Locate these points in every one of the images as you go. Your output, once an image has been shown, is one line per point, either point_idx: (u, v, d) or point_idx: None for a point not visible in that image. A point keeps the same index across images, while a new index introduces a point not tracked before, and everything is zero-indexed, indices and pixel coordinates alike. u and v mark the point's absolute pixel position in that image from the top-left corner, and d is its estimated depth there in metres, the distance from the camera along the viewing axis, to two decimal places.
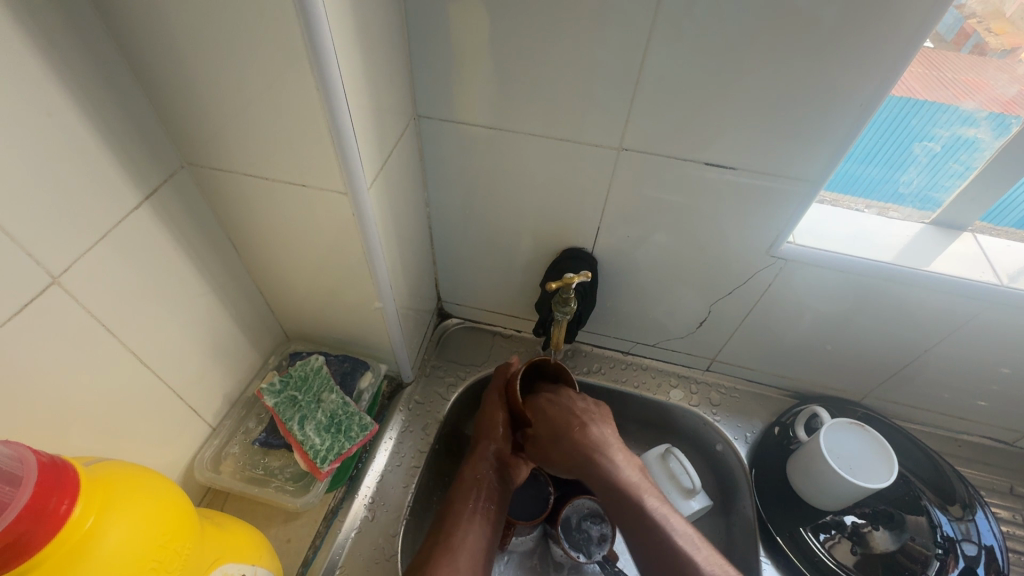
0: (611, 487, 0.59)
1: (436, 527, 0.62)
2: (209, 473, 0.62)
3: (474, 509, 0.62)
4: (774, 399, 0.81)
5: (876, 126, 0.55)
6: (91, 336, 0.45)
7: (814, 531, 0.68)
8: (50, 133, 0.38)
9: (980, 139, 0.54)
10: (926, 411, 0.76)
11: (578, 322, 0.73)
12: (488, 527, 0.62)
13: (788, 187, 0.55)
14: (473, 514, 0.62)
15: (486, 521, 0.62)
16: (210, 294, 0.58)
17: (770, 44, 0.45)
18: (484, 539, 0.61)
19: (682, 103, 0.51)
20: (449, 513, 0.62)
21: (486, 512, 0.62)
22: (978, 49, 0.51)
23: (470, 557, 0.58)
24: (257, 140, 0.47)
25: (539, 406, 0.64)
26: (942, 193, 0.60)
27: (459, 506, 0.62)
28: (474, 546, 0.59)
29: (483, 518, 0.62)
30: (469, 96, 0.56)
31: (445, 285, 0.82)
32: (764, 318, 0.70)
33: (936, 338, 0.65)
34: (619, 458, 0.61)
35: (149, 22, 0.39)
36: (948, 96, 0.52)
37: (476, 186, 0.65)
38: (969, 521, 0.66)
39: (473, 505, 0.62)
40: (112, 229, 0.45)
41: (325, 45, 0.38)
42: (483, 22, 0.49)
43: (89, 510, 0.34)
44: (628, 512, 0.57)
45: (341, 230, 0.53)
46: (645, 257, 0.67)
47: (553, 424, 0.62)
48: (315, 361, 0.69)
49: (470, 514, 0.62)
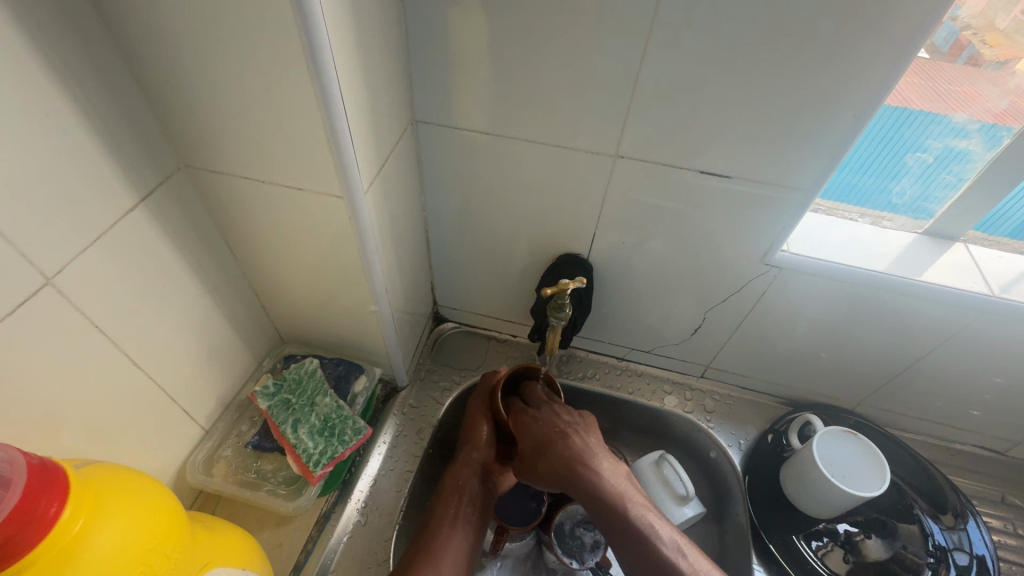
0: (593, 495, 0.58)
1: (422, 530, 0.62)
2: (201, 476, 0.62)
3: (458, 514, 0.62)
4: (768, 406, 0.81)
5: (870, 136, 0.55)
6: (84, 336, 0.45)
7: (807, 539, 0.68)
8: (46, 133, 0.38)
9: (972, 151, 0.54)
10: (919, 419, 0.76)
11: (573, 327, 0.73)
12: (471, 532, 0.62)
13: (782, 195, 0.55)
14: (457, 519, 0.62)
15: (471, 526, 0.62)
16: (204, 296, 0.58)
17: (764, 54, 0.46)
18: (467, 544, 0.61)
19: (678, 111, 0.51)
20: (433, 517, 0.62)
21: (470, 516, 0.63)
22: (973, 61, 0.51)
23: (454, 561, 0.59)
24: (253, 142, 0.47)
25: (522, 419, 0.63)
26: (935, 203, 0.61)
27: (442, 509, 0.63)
28: (458, 552, 0.60)
29: (466, 525, 0.62)
30: (467, 101, 0.56)
31: (442, 289, 0.82)
32: (758, 325, 0.70)
33: (929, 347, 0.65)
34: (603, 463, 0.60)
35: (149, 25, 0.40)
36: (942, 107, 0.53)
37: (472, 191, 0.65)
38: (961, 531, 0.66)
39: (458, 510, 0.63)
40: (106, 231, 0.45)
41: (324, 50, 0.39)
42: (481, 28, 0.50)
43: (78, 513, 0.34)
44: (612, 519, 0.56)
45: (337, 233, 0.53)
46: (641, 263, 0.67)
47: (539, 435, 0.61)
48: (309, 364, 0.69)
49: (454, 520, 0.62)
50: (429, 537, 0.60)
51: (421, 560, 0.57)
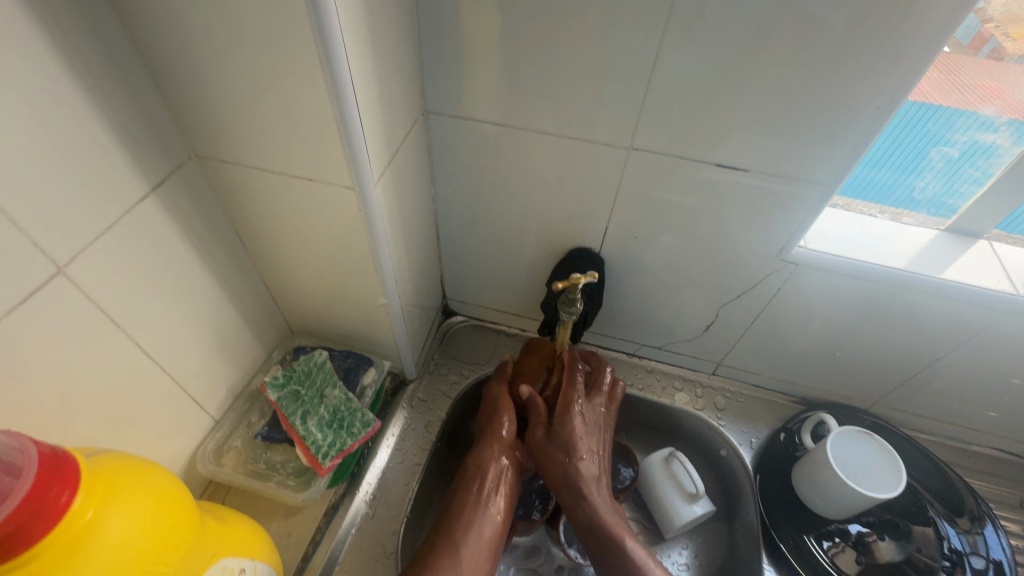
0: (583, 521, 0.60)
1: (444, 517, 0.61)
2: (211, 465, 0.62)
3: (477, 497, 0.62)
4: (781, 405, 0.80)
5: (894, 130, 0.53)
6: (96, 326, 0.45)
7: (818, 539, 0.67)
8: (58, 122, 0.38)
9: (999, 145, 0.53)
10: (934, 419, 0.75)
11: (584, 322, 0.73)
12: (500, 517, 0.61)
13: (800, 190, 0.54)
14: (480, 503, 0.61)
15: (493, 510, 0.61)
16: (213, 285, 0.58)
17: (783, 45, 0.44)
18: (492, 532, 0.60)
19: (691, 104, 0.50)
20: (455, 500, 0.62)
21: (491, 500, 0.62)
22: (995, 54, 0.49)
23: (477, 550, 0.58)
24: (263, 133, 0.46)
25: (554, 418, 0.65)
26: (958, 199, 0.59)
27: (463, 492, 0.62)
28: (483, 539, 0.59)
29: (493, 508, 0.61)
30: (479, 90, 0.55)
31: (451, 282, 0.82)
32: (772, 322, 0.69)
33: (949, 347, 0.63)
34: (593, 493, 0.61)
35: (158, 10, 0.39)
36: (965, 101, 0.51)
37: (483, 183, 0.64)
38: (977, 534, 0.65)
39: (482, 490, 0.62)
40: (117, 221, 0.44)
41: (336, 39, 0.38)
42: (492, 17, 0.49)
43: (90, 502, 0.34)
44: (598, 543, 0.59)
45: (347, 225, 0.53)
46: (653, 258, 0.66)
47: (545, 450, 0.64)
48: (318, 356, 0.68)
49: (477, 503, 0.61)
50: (451, 525, 0.59)
51: (442, 545, 0.57)
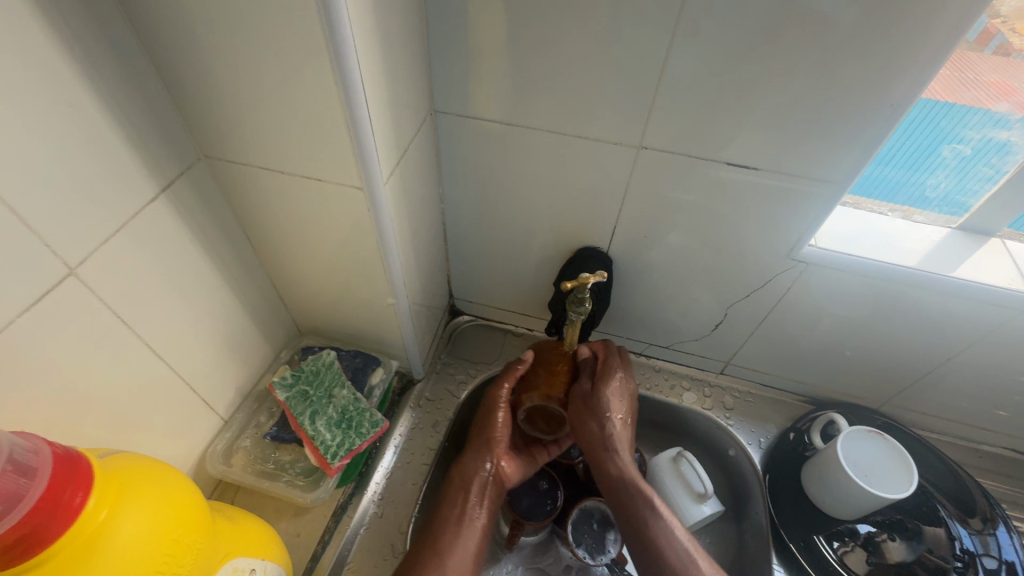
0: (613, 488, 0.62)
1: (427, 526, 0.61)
2: (220, 465, 0.62)
3: (460, 510, 0.61)
4: (789, 404, 0.79)
5: (904, 127, 0.53)
6: (107, 327, 0.45)
7: (828, 539, 0.66)
8: (69, 124, 0.38)
9: (1012, 143, 0.52)
10: (945, 419, 0.74)
11: (592, 322, 0.72)
12: (483, 528, 0.61)
13: (810, 189, 0.54)
14: (462, 517, 0.61)
15: (476, 522, 0.61)
16: (223, 286, 0.58)
17: (795, 42, 0.44)
18: (475, 543, 0.60)
19: (701, 103, 0.50)
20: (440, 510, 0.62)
21: (473, 512, 0.62)
22: (1002, 50, 0.48)
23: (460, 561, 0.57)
24: (273, 133, 0.46)
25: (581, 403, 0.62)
26: (971, 197, 0.59)
27: (447, 504, 0.62)
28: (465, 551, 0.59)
29: (476, 520, 0.61)
30: (487, 89, 0.55)
31: (458, 282, 0.82)
32: (781, 321, 0.69)
33: (961, 346, 0.63)
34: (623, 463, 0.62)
35: (168, 12, 0.39)
36: (975, 98, 0.50)
37: (490, 183, 0.64)
38: (989, 535, 0.64)
39: (466, 503, 0.62)
40: (128, 222, 0.45)
41: (345, 38, 0.38)
42: (501, 15, 0.49)
43: (103, 503, 0.34)
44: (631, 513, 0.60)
45: (356, 225, 0.53)
46: (662, 257, 0.66)
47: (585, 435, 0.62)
48: (326, 356, 0.68)
49: (459, 517, 0.61)
50: (434, 536, 0.59)
51: (425, 554, 0.57)
